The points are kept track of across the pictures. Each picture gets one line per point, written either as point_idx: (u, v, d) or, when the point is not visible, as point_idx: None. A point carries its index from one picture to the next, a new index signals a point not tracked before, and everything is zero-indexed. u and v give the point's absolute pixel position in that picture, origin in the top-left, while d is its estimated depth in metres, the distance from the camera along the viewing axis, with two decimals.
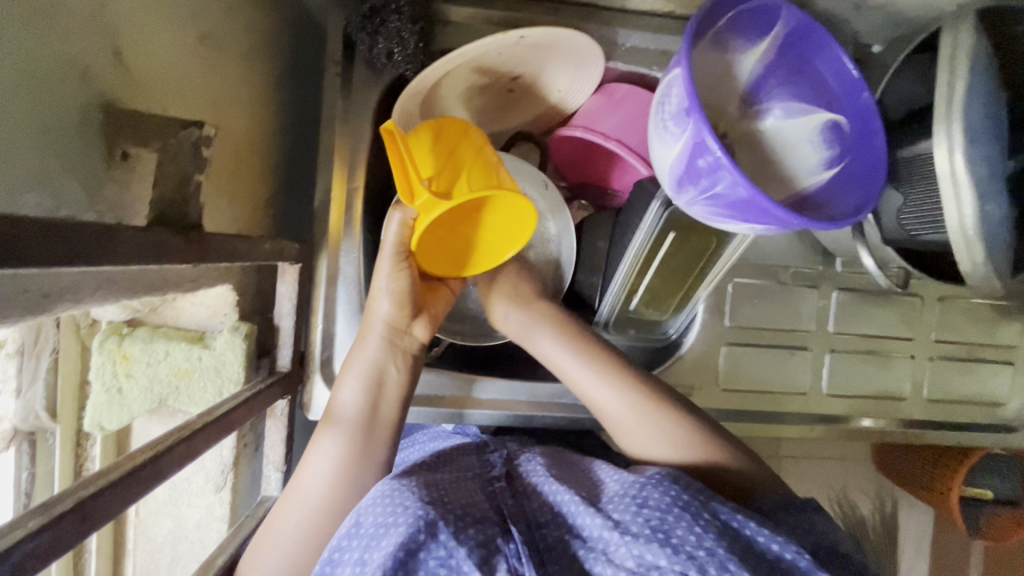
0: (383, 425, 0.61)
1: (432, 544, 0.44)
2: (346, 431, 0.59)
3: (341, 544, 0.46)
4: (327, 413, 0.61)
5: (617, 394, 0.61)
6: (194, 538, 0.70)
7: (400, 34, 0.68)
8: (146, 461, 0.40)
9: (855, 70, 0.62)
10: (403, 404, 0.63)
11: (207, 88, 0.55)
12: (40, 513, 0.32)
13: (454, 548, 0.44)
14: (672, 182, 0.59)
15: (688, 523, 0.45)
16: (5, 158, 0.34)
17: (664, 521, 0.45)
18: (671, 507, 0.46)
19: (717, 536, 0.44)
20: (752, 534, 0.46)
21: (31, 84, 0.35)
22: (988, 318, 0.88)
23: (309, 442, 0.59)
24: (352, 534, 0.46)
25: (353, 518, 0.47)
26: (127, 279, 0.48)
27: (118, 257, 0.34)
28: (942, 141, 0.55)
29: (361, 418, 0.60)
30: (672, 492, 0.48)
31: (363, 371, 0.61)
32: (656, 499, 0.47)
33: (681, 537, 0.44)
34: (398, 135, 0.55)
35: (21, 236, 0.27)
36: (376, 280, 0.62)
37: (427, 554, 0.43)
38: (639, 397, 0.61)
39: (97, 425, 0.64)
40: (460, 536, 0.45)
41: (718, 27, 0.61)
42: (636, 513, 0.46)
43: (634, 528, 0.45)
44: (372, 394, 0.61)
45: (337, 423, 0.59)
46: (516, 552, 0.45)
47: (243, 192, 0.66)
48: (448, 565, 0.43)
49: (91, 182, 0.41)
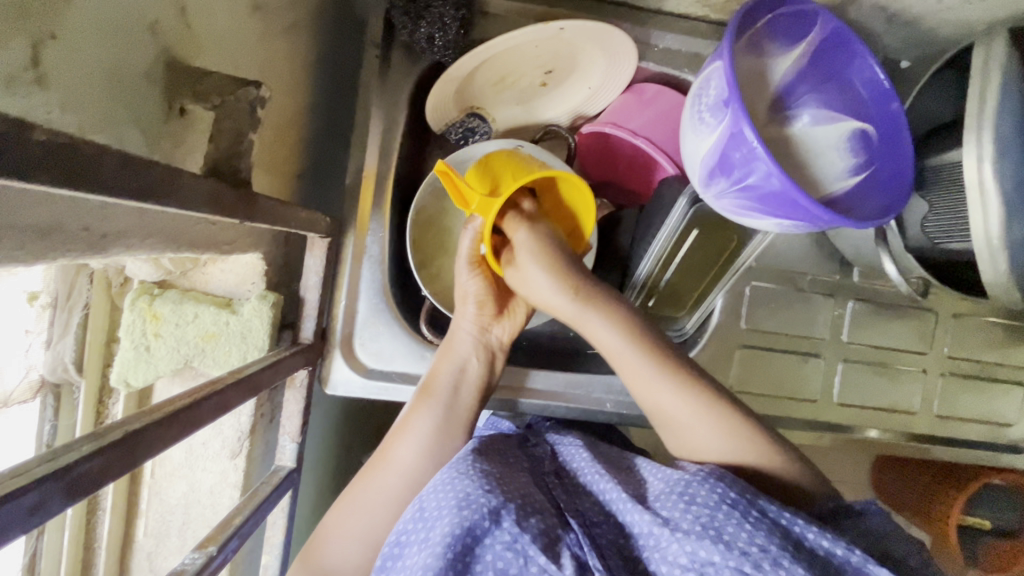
0: (467, 411, 0.63)
1: (496, 530, 0.46)
2: (433, 414, 0.61)
3: (408, 527, 0.48)
4: (418, 394, 0.63)
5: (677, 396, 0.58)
6: (207, 503, 0.70)
7: (443, 19, 0.69)
8: (184, 406, 0.41)
9: (887, 80, 0.64)
10: (482, 394, 0.65)
11: (256, 57, 0.57)
12: (92, 440, 0.33)
13: (518, 535, 0.45)
14: (703, 174, 0.60)
15: (738, 520, 0.45)
16: (82, 99, 0.35)
17: (714, 517, 0.45)
18: (719, 504, 0.46)
19: (769, 534, 0.44)
20: (803, 534, 0.46)
21: (109, 28, 0.36)
22: (1001, 338, 0.89)
23: (405, 415, 0.62)
24: (417, 518, 0.48)
25: (417, 504, 0.49)
26: (170, 233, 0.49)
27: (181, 200, 0.35)
28: (972, 151, 0.56)
29: (452, 400, 0.63)
30: (719, 490, 0.47)
31: (456, 359, 0.65)
32: (704, 496, 0.47)
33: (733, 533, 0.44)
34: (454, 175, 0.60)
35: (106, 164, 0.28)
36: (462, 281, 0.68)
37: (492, 540, 0.45)
38: (690, 392, 0.58)
39: (123, 381, 0.65)
40: (522, 524, 0.46)
41: (756, 28, 0.62)
42: (685, 511, 0.46)
43: (684, 525, 0.45)
44: (459, 381, 0.64)
45: (426, 404, 0.62)
46: (578, 542, 0.47)
47: (280, 165, 0.67)
48: (514, 548, 0.45)
49: (151, 132, 0.42)
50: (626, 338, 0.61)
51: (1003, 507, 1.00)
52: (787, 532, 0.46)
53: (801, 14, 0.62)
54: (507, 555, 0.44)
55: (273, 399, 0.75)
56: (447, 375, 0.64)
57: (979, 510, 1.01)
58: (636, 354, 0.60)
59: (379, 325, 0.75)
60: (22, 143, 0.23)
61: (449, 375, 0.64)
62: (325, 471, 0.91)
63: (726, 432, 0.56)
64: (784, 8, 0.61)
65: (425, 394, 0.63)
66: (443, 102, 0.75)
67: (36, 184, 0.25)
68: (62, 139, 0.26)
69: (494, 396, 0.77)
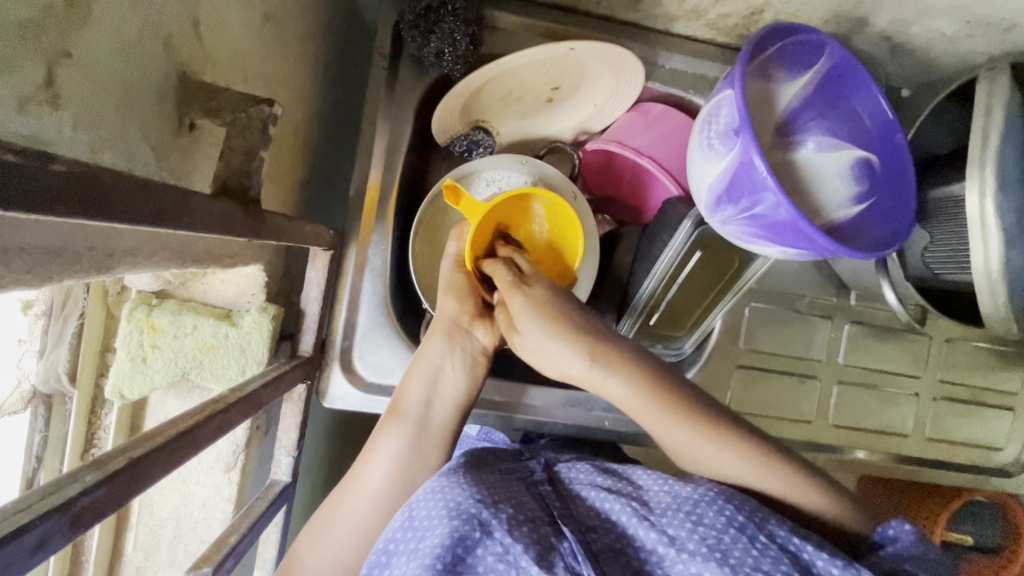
0: (441, 430, 0.61)
1: (488, 541, 0.45)
2: (403, 431, 0.60)
3: (397, 535, 0.47)
4: (389, 410, 0.61)
5: (691, 434, 0.56)
6: (199, 517, 0.69)
7: (453, 35, 0.69)
8: (186, 429, 0.40)
9: (891, 111, 0.65)
10: (458, 412, 0.63)
11: (265, 69, 0.56)
12: (96, 469, 0.32)
13: (510, 545, 0.45)
14: (710, 200, 0.60)
15: (745, 545, 0.45)
16: (95, 118, 0.35)
17: (721, 540, 0.45)
18: (727, 527, 0.46)
19: (776, 560, 0.44)
20: (810, 559, 0.45)
21: (122, 42, 0.35)
22: (992, 363, 0.90)
23: (372, 435, 0.60)
24: (407, 527, 0.47)
25: (408, 512, 0.49)
26: (173, 247, 0.48)
27: (191, 224, 0.34)
28: (975, 186, 0.57)
29: (422, 418, 0.61)
30: (727, 511, 0.47)
31: (425, 374, 0.62)
32: (711, 518, 0.47)
33: (740, 558, 0.44)
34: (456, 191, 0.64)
35: (123, 191, 0.28)
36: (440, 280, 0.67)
37: (484, 551, 0.44)
38: (708, 429, 0.56)
39: (118, 393, 0.63)
40: (514, 534, 0.45)
41: (765, 56, 0.63)
42: (691, 531, 0.46)
43: (690, 545, 0.45)
44: (431, 395, 0.62)
45: (397, 420, 0.60)
46: (572, 551, 0.46)
47: (284, 175, 0.66)
48: (506, 560, 0.44)
49: (161, 148, 0.41)
50: (642, 389, 0.57)
51: (983, 524, 1.02)
52: (796, 557, 0.45)
53: (809, 43, 0.62)
54: (499, 567, 0.44)
55: (269, 411, 0.74)
56: (418, 389, 0.62)
57: (960, 526, 1.02)
58: (639, 398, 0.57)
59: (379, 339, 0.74)
60: (44, 175, 0.23)
61: (420, 390, 0.62)
62: (318, 483, 0.90)
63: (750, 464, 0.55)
64: (792, 38, 0.62)
65: (393, 413, 0.61)
66: (450, 116, 0.75)
67: (53, 216, 0.24)
68: (82, 169, 0.25)
69: (490, 412, 0.77)
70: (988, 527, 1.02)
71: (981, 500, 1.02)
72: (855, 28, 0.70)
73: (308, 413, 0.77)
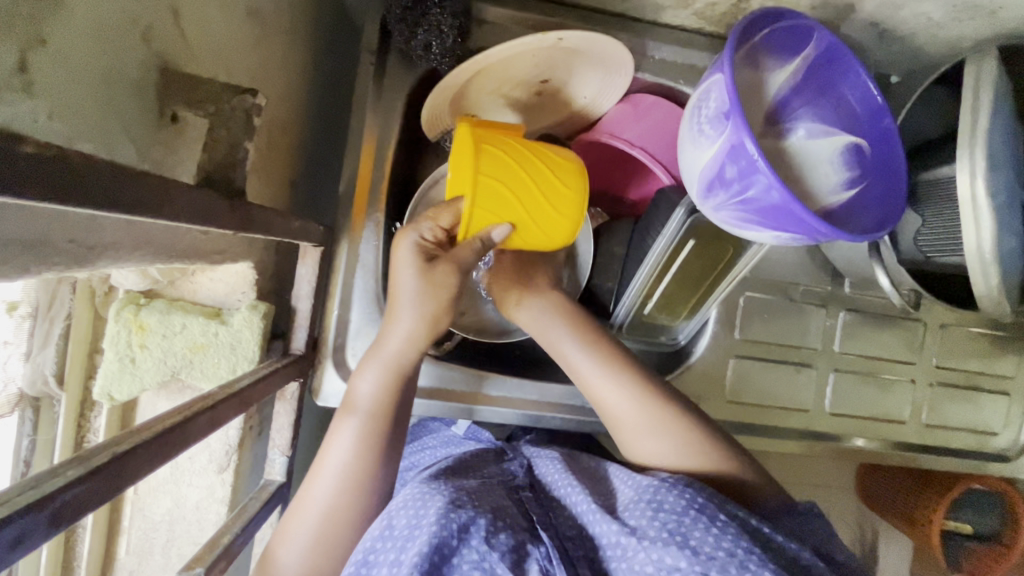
0: (395, 426, 0.58)
1: (464, 548, 0.44)
2: (361, 418, 0.57)
3: (374, 546, 0.46)
4: (345, 400, 0.58)
5: (629, 404, 0.60)
6: (192, 519, 0.68)
7: (440, 27, 0.68)
8: (173, 425, 0.39)
9: (881, 96, 0.64)
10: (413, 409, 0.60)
11: (249, 61, 0.55)
12: (77, 464, 0.32)
13: (486, 553, 0.44)
14: (702, 187, 0.60)
15: (704, 526, 0.44)
16: (72, 108, 0.34)
17: (681, 523, 0.44)
18: (687, 509, 0.45)
19: (736, 537, 0.43)
20: (771, 537, 0.46)
21: (97, 33, 0.35)
22: (986, 348, 0.90)
23: (327, 431, 0.57)
24: (385, 537, 0.47)
25: (386, 520, 0.48)
26: (157, 243, 0.47)
27: (171, 213, 0.33)
28: (966, 166, 0.56)
29: (376, 411, 0.57)
30: (687, 494, 0.47)
31: (380, 369, 0.58)
32: (672, 502, 0.46)
33: (700, 538, 0.43)
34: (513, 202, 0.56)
35: (98, 177, 0.27)
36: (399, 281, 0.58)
37: (460, 559, 0.44)
38: (638, 390, 0.61)
39: (107, 394, 0.63)
40: (492, 541, 0.45)
41: (754, 41, 0.62)
42: (652, 518, 0.46)
43: (651, 532, 0.45)
44: (383, 396, 0.58)
45: (347, 418, 0.57)
46: (546, 554, 0.46)
47: (272, 171, 0.66)
48: (482, 567, 0.44)
49: (143, 142, 0.41)
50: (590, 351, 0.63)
51: (982, 512, 1.02)
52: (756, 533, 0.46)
53: (797, 29, 0.62)
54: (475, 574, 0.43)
55: (262, 411, 0.73)
56: (370, 389, 0.58)
57: (959, 515, 1.03)
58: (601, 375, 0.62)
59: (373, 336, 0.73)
60: (12, 156, 0.22)
61: (371, 383, 0.58)
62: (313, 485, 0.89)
63: (674, 429, 0.58)
64: (780, 23, 0.61)
65: (348, 406, 0.57)
66: (440, 110, 0.74)
67: (22, 199, 0.23)
68: (53, 151, 0.24)
69: (458, 405, 0.74)
70: (987, 515, 1.02)
71: (981, 490, 1.02)
72: (842, 14, 0.70)
73: (302, 413, 0.76)
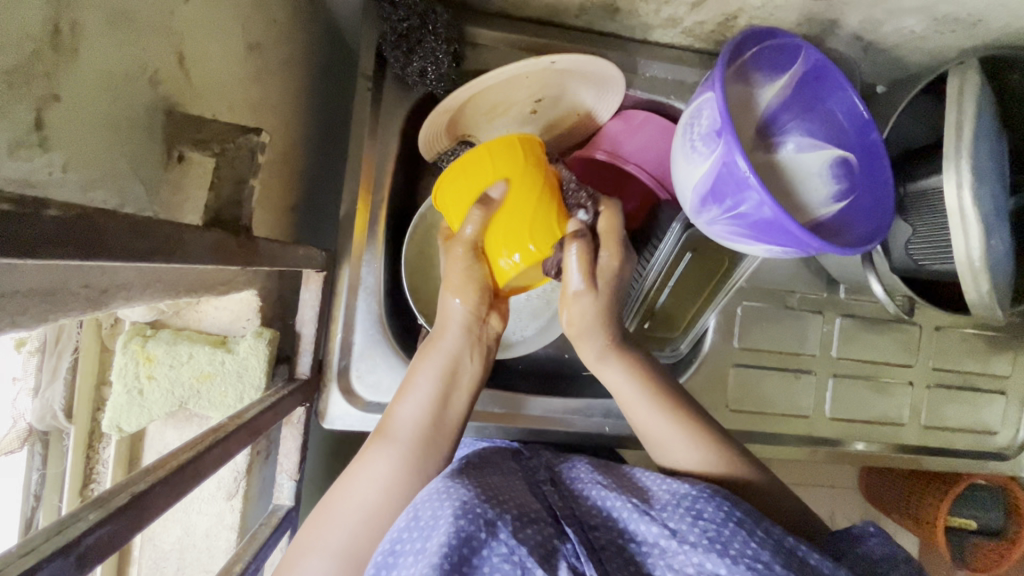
0: (422, 428, 0.57)
1: (493, 542, 0.44)
2: (398, 444, 0.56)
3: (401, 536, 0.46)
4: (380, 427, 0.57)
5: (684, 439, 0.58)
6: (203, 547, 0.69)
7: (435, 54, 0.69)
8: (187, 461, 0.40)
9: (866, 110, 0.66)
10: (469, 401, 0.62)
11: (251, 95, 0.56)
12: (97, 507, 0.32)
13: (515, 547, 0.44)
14: (694, 201, 0.62)
15: (745, 537, 0.44)
16: (83, 158, 0.35)
17: (721, 533, 0.45)
18: (727, 521, 0.46)
19: (775, 552, 0.44)
20: (808, 556, 0.45)
21: (108, 83, 0.36)
22: (981, 349, 0.91)
23: (358, 455, 0.56)
24: (411, 527, 0.46)
25: (411, 512, 0.47)
26: (166, 279, 0.48)
27: (185, 255, 0.34)
28: (952, 178, 0.58)
29: (416, 438, 0.57)
30: (726, 507, 0.47)
31: (419, 396, 0.58)
32: (711, 512, 0.47)
33: (740, 550, 0.43)
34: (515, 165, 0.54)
35: (116, 232, 0.28)
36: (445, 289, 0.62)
37: (490, 552, 0.43)
38: (690, 427, 0.59)
39: (116, 426, 0.64)
40: (519, 536, 0.45)
41: (743, 59, 0.63)
42: (692, 524, 0.46)
43: (692, 538, 0.45)
44: (415, 419, 0.57)
45: (381, 445, 0.56)
46: (574, 551, 0.45)
47: (274, 201, 0.67)
48: (511, 561, 0.43)
49: (152, 183, 0.42)
50: (638, 381, 0.61)
51: (984, 507, 1.03)
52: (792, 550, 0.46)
53: (785, 47, 0.63)
54: (505, 568, 0.42)
55: (269, 436, 0.74)
56: (405, 419, 0.57)
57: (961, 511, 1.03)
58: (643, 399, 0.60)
59: (376, 357, 0.74)
60: (38, 220, 0.23)
61: (410, 412, 0.58)
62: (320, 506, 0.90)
63: (685, 428, 0.59)
64: (770, 41, 0.62)
65: (381, 433, 0.57)
66: (436, 133, 0.75)
67: (50, 259, 0.24)
68: (76, 212, 0.25)
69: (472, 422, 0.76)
70: (988, 510, 1.03)
71: (981, 485, 1.03)
72: (826, 30, 0.72)
73: (308, 436, 0.76)
